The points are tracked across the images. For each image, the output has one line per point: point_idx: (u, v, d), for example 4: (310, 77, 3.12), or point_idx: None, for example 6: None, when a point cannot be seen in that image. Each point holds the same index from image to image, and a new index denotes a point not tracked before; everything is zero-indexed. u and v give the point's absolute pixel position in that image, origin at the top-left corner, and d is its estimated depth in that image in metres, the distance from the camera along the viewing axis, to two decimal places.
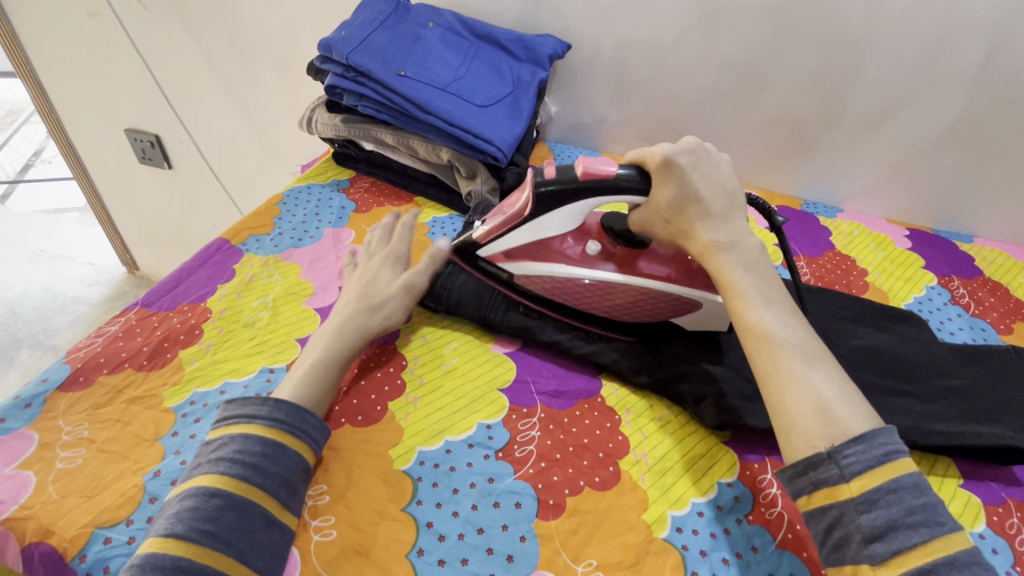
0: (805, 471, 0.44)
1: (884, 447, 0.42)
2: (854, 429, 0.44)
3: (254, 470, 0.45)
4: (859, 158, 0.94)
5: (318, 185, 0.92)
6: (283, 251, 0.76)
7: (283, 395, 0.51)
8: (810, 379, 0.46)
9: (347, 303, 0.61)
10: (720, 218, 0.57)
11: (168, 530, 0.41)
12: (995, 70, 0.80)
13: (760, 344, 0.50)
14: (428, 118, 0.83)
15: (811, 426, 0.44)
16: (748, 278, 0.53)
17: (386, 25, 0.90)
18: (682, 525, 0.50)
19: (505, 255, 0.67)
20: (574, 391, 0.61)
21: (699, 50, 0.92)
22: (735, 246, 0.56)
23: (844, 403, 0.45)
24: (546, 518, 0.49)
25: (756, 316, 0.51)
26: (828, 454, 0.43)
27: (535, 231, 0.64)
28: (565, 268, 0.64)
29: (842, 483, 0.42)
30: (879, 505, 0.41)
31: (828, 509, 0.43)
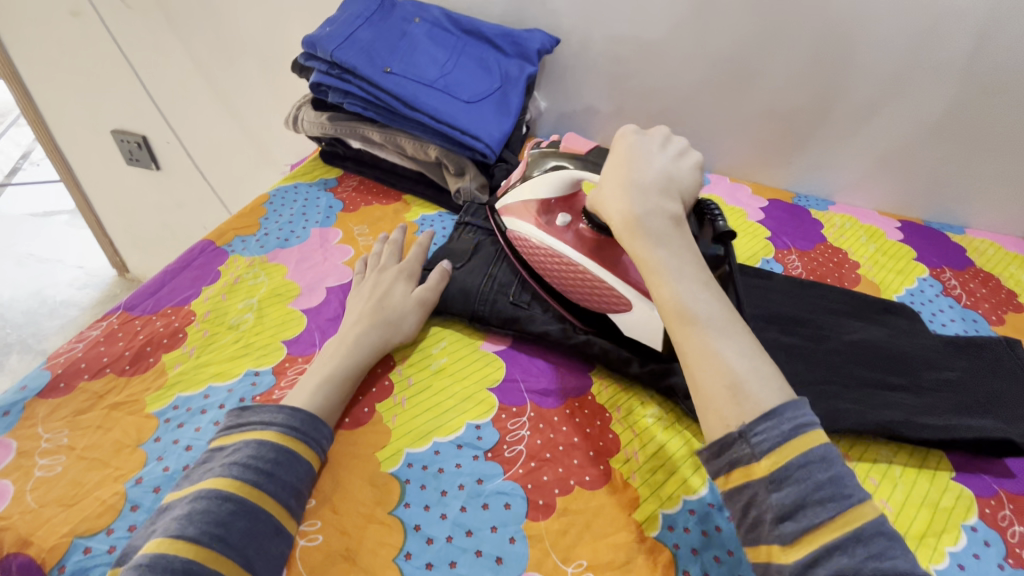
0: (721, 451, 0.41)
1: (794, 421, 0.39)
2: (765, 403, 0.40)
3: (268, 477, 0.45)
4: (850, 150, 0.94)
5: (305, 185, 0.91)
6: (269, 252, 0.75)
7: (298, 403, 0.51)
8: (723, 356, 0.43)
9: (360, 315, 0.61)
10: (642, 188, 0.51)
11: (178, 532, 0.40)
12: (985, 59, 0.80)
13: (676, 324, 0.45)
14: (415, 115, 0.82)
15: (721, 406, 0.41)
16: (660, 248, 0.48)
17: (371, 21, 0.89)
18: (673, 523, 0.50)
19: (505, 209, 0.72)
20: (564, 389, 0.61)
21: (689, 43, 0.91)
22: (655, 213, 0.50)
23: (755, 378, 0.42)
24: (537, 519, 0.49)
25: (672, 293, 0.46)
26: (738, 433, 0.40)
27: (525, 191, 0.70)
28: (535, 229, 0.67)
29: (752, 461, 0.39)
30: (788, 482, 0.38)
31: (743, 488, 0.40)
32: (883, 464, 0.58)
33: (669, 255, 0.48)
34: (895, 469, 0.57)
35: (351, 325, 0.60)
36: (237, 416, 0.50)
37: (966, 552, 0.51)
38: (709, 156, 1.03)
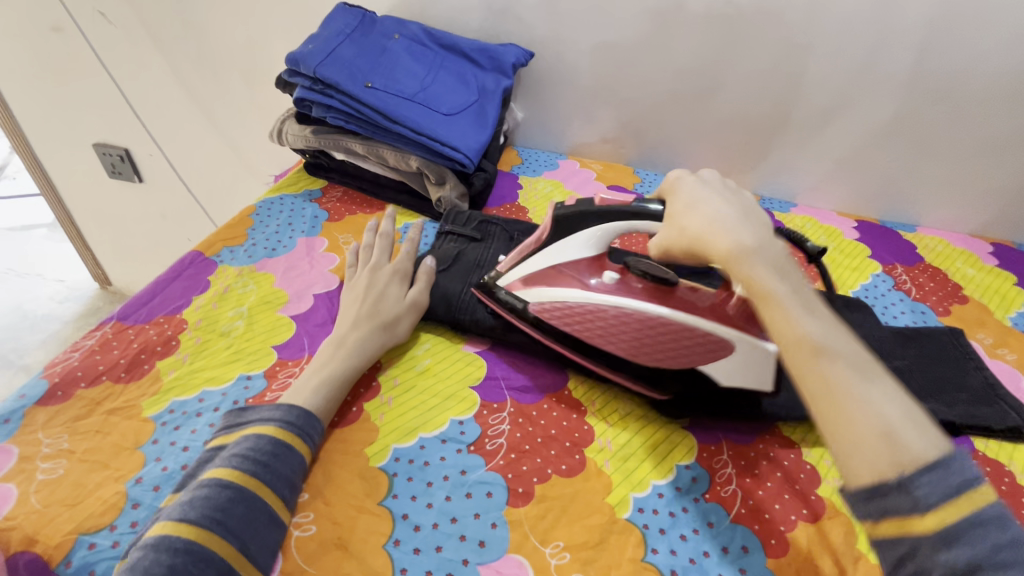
0: (872, 498, 0.37)
1: (963, 474, 0.35)
2: (929, 457, 0.36)
3: (264, 468, 0.48)
4: (809, 155, 1.00)
5: (290, 196, 0.93)
6: (257, 262, 0.77)
7: (298, 401, 0.54)
8: (869, 396, 0.39)
9: (356, 315, 0.64)
10: (740, 219, 0.50)
11: (181, 516, 0.44)
12: (927, 69, 0.86)
13: (808, 357, 0.41)
14: (396, 128, 0.85)
15: (875, 453, 0.37)
16: (779, 279, 0.46)
17: (352, 37, 0.92)
18: (643, 506, 0.54)
19: (523, 282, 0.66)
20: (541, 386, 0.65)
21: (656, 55, 0.96)
22: (763, 243, 0.48)
23: (911, 423, 0.38)
24: (516, 505, 0.52)
25: (799, 326, 0.43)
26: (896, 481, 0.36)
27: (553, 255, 0.65)
28: (584, 293, 0.62)
29: (914, 514, 0.35)
30: (962, 541, 0.33)
31: (898, 540, 0.35)
32: None
33: (789, 286, 0.45)
34: None
35: (348, 325, 0.63)
36: (240, 415, 0.53)
37: None
38: (679, 162, 1.08)
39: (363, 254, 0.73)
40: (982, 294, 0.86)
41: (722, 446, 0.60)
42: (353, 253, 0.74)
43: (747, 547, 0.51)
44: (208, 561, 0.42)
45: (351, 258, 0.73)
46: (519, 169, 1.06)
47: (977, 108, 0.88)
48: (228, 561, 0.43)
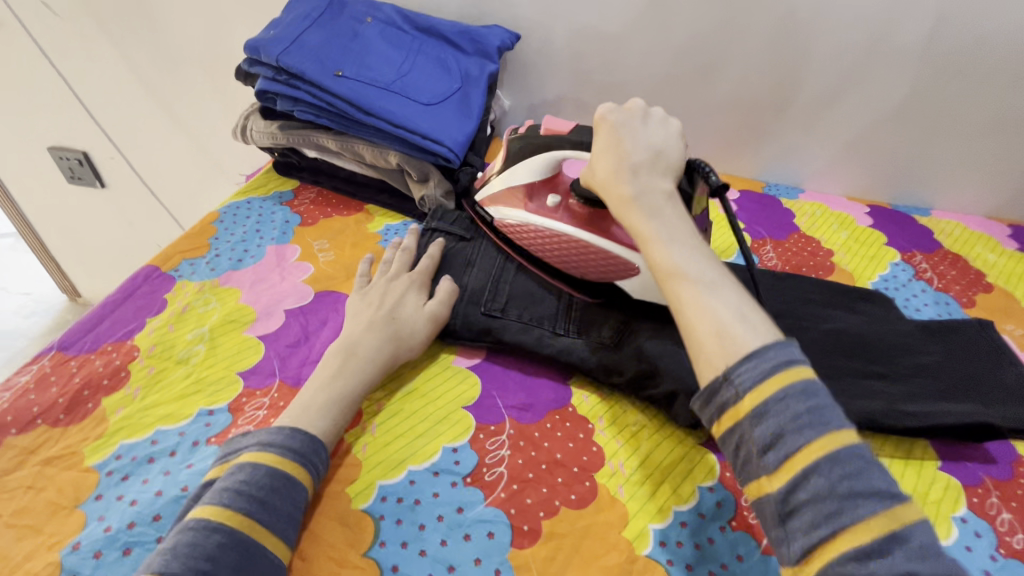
0: (710, 401, 0.40)
1: (776, 360, 0.38)
2: (749, 350, 0.39)
3: (260, 505, 0.42)
4: (816, 137, 0.94)
5: (258, 199, 0.85)
6: (221, 275, 0.70)
7: (299, 422, 0.48)
8: (711, 306, 0.42)
9: (370, 321, 0.58)
10: (636, 161, 0.53)
11: (162, 568, 0.37)
12: (943, 42, 0.80)
13: (667, 281, 0.46)
14: (371, 121, 0.78)
15: (711, 356, 0.41)
16: (651, 217, 0.49)
17: (320, 22, 0.84)
18: (665, 539, 0.48)
19: (489, 199, 0.72)
20: (543, 403, 0.58)
21: (652, 34, 0.89)
22: (648, 187, 0.51)
23: (742, 324, 0.41)
24: (522, 547, 0.46)
25: (664, 253, 0.47)
26: (723, 377, 0.39)
27: (506, 177, 0.70)
28: (520, 213, 0.67)
29: (738, 403, 0.38)
30: (768, 415, 0.37)
31: (732, 431, 0.39)
32: None
33: (662, 224, 0.49)
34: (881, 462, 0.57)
35: (360, 330, 0.57)
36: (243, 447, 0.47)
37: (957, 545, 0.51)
38: None
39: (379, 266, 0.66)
40: (1007, 281, 0.81)
41: None
42: (365, 263, 0.67)
43: None
44: None
45: (362, 269, 0.66)
46: None
47: (997, 82, 0.82)
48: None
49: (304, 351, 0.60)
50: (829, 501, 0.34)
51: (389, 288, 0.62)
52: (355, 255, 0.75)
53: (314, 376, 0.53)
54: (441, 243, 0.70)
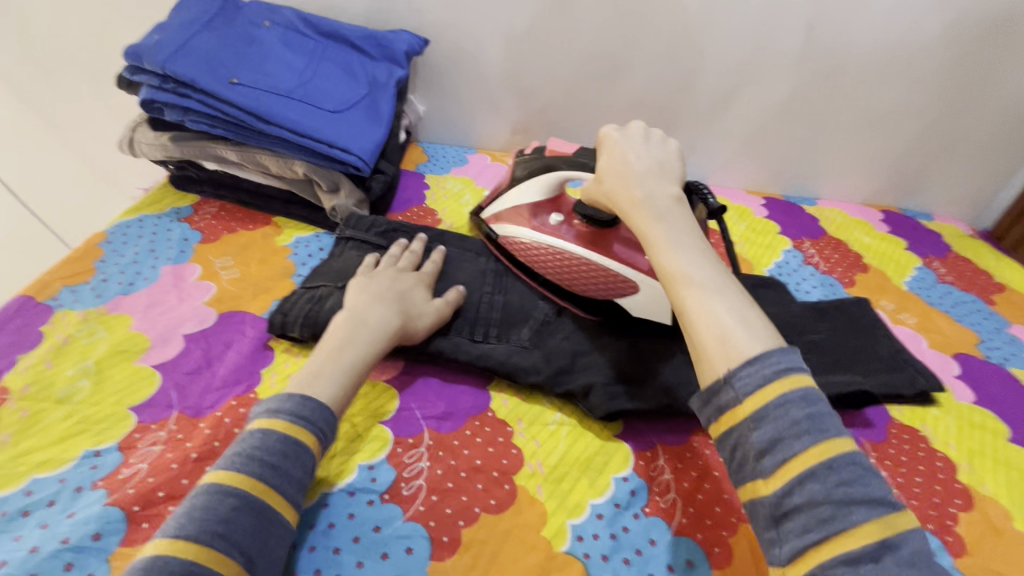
0: (710, 400, 0.40)
1: (779, 364, 0.38)
2: (750, 352, 0.39)
3: (273, 470, 0.43)
4: (715, 136, 1.00)
5: (152, 216, 0.79)
6: (109, 301, 0.65)
7: (315, 390, 0.49)
8: (715, 309, 0.43)
9: (379, 295, 0.59)
10: (643, 173, 0.55)
11: (178, 531, 0.38)
12: (815, 48, 0.88)
13: (673, 286, 0.46)
14: (272, 130, 0.74)
15: (712, 354, 0.41)
16: (659, 224, 0.50)
17: (211, 26, 0.79)
18: (582, 533, 0.49)
19: (495, 219, 0.75)
20: (463, 410, 0.58)
21: (557, 39, 0.91)
22: (653, 195, 0.52)
23: (744, 328, 0.41)
24: (442, 558, 0.46)
25: (670, 259, 0.47)
26: (724, 377, 0.39)
27: (515, 197, 0.73)
28: (527, 231, 0.70)
29: (739, 405, 0.38)
30: (766, 420, 0.37)
31: (731, 435, 0.39)
32: None
33: (669, 230, 0.49)
34: None
35: (367, 301, 0.58)
36: (261, 409, 0.47)
37: None
38: None
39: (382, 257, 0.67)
40: (879, 260, 0.91)
41: (657, 450, 0.57)
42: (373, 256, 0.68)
43: (692, 561, 0.48)
44: None
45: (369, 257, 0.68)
46: (425, 167, 0.98)
47: (863, 82, 0.91)
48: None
49: (205, 378, 0.57)
50: (823, 505, 0.34)
51: (397, 274, 0.64)
52: (263, 271, 0.71)
53: (325, 340, 0.54)
54: (443, 250, 0.71)
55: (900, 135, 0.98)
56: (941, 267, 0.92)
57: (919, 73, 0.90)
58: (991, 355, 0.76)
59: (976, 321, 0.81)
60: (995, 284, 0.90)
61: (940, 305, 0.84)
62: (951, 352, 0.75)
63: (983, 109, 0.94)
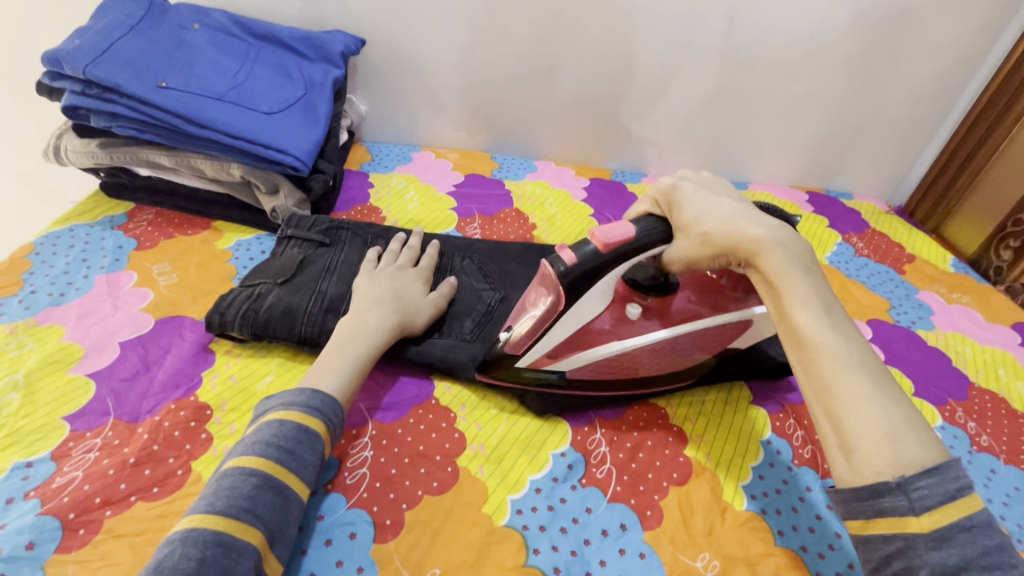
0: (866, 498, 0.37)
1: (960, 480, 0.35)
2: (927, 459, 0.36)
3: (289, 454, 0.45)
4: (650, 128, 1.04)
5: (84, 226, 0.78)
6: (37, 313, 0.63)
7: (320, 384, 0.51)
8: (879, 400, 0.39)
9: (378, 296, 0.60)
10: (765, 216, 0.48)
11: (208, 506, 0.40)
12: (735, 41, 0.93)
13: (820, 357, 0.41)
14: (205, 133, 0.74)
15: (878, 451, 0.37)
16: (805, 280, 0.44)
17: (137, 29, 0.78)
18: (521, 507, 0.52)
19: (549, 356, 0.57)
20: (406, 400, 0.60)
21: (492, 37, 0.94)
22: (791, 239, 0.46)
23: (914, 426, 0.38)
24: (385, 540, 0.48)
25: (816, 325, 0.42)
26: (895, 482, 0.36)
27: (574, 319, 0.54)
28: (614, 344, 0.57)
29: (910, 515, 0.36)
30: (951, 543, 0.34)
31: (891, 538, 0.36)
32: (697, 403, 0.64)
33: (815, 289, 0.44)
34: (705, 410, 0.63)
35: (368, 302, 0.59)
36: (268, 403, 0.49)
37: (763, 464, 0.58)
38: (533, 143, 1.08)
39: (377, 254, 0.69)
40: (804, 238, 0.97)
41: (594, 425, 0.60)
42: (374, 249, 0.70)
43: (626, 525, 0.52)
44: (241, 552, 0.38)
45: (370, 250, 0.69)
46: (369, 166, 0.99)
47: (782, 72, 0.97)
48: (258, 552, 0.40)
49: (143, 384, 0.57)
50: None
51: (396, 270, 0.65)
52: (202, 276, 0.71)
53: (330, 341, 0.56)
54: (437, 244, 0.73)
55: (818, 121, 1.05)
56: (859, 242, 0.99)
57: (830, 61, 0.96)
58: (900, 320, 0.83)
59: (888, 290, 0.88)
60: (907, 256, 0.98)
61: (857, 276, 0.90)
62: (866, 319, 0.81)
63: (889, 95, 1.02)
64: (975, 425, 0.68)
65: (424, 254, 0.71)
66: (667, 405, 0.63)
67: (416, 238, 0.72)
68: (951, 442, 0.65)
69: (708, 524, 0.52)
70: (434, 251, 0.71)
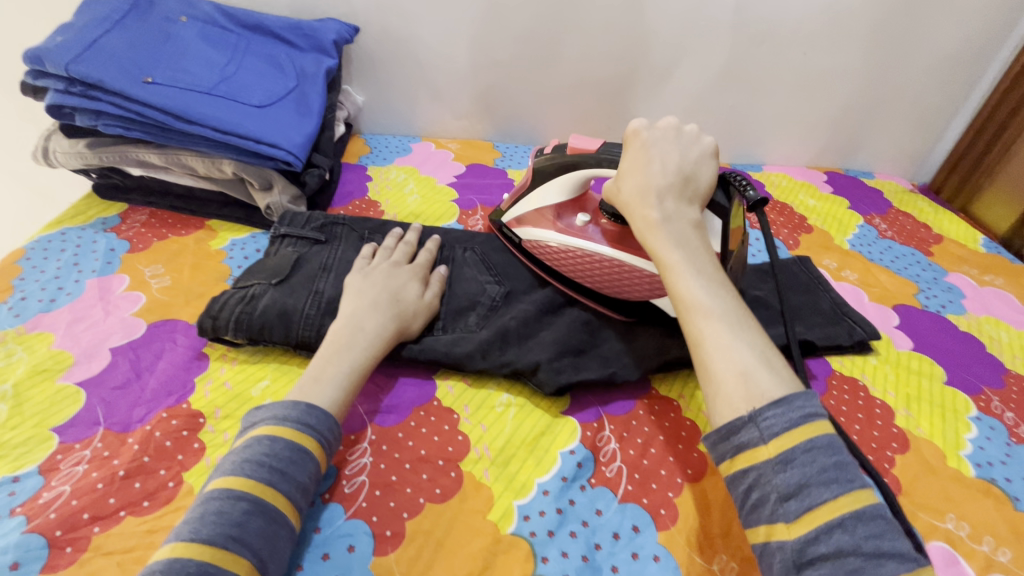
0: (726, 437, 0.39)
1: (805, 410, 0.37)
2: (776, 392, 0.38)
3: (281, 476, 0.42)
4: (658, 110, 1.00)
5: (76, 228, 0.76)
6: (27, 320, 0.61)
7: (315, 398, 0.48)
8: (733, 345, 0.41)
9: (374, 301, 0.57)
10: (664, 192, 0.51)
11: (193, 535, 0.38)
12: (747, 16, 0.88)
13: (688, 311, 0.44)
14: (194, 130, 0.71)
15: (731, 392, 0.39)
16: (679, 250, 0.48)
17: (122, 24, 0.75)
18: (529, 512, 0.49)
19: (518, 221, 0.70)
20: (408, 402, 0.57)
21: (492, 20, 0.90)
22: (674, 215, 0.50)
23: (769, 367, 0.40)
24: (385, 552, 0.45)
25: (686, 284, 0.45)
26: (747, 417, 0.38)
27: (540, 198, 0.68)
28: (555, 234, 0.65)
29: (760, 445, 0.37)
30: (793, 464, 0.36)
31: (748, 471, 0.38)
32: None
33: (687, 254, 0.47)
34: None
35: (363, 307, 0.56)
36: (260, 416, 0.46)
37: None
38: (538, 130, 1.04)
39: (371, 251, 0.66)
40: (823, 221, 0.92)
41: (603, 421, 0.57)
42: (370, 246, 0.67)
43: (638, 527, 0.49)
44: None
45: (367, 247, 0.67)
46: (368, 159, 0.96)
47: (798, 46, 0.92)
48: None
49: (134, 392, 0.55)
50: (850, 556, 0.33)
51: (391, 268, 0.62)
52: (195, 277, 0.69)
53: (321, 351, 0.53)
54: (437, 239, 0.70)
55: (837, 98, 1.00)
56: (882, 223, 0.94)
57: (850, 34, 0.91)
58: (929, 304, 0.78)
59: (915, 273, 0.84)
60: (933, 236, 0.93)
61: (880, 260, 0.86)
62: (891, 304, 0.77)
63: (914, 66, 0.96)
64: (1012, 415, 0.64)
65: (421, 249, 0.68)
66: (681, 398, 0.60)
67: (414, 234, 0.69)
68: (988, 434, 0.61)
69: (726, 523, 0.49)
70: (432, 246, 0.68)
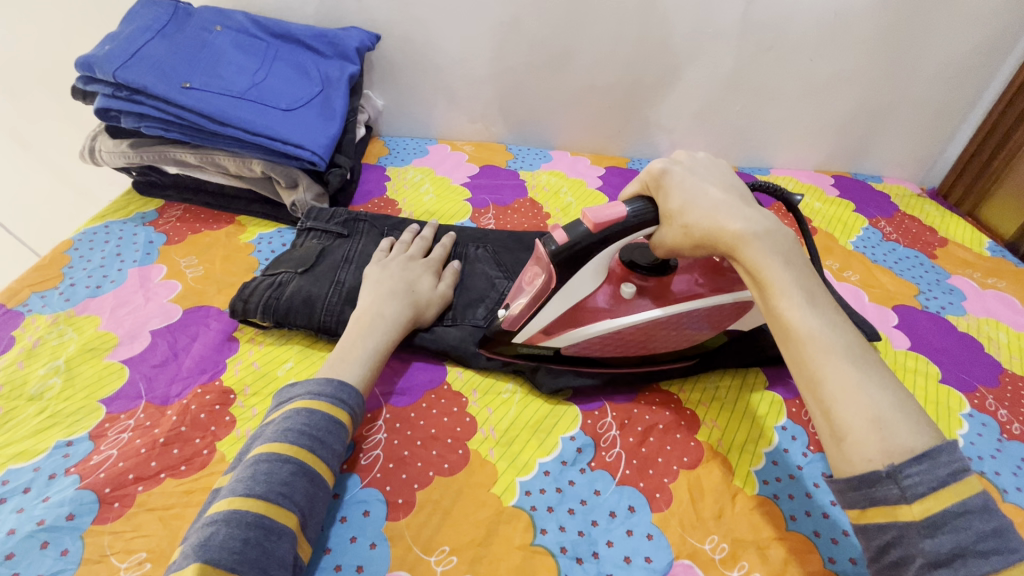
0: (859, 486, 0.36)
1: (953, 465, 0.34)
2: (916, 444, 0.35)
3: (320, 443, 0.47)
4: (666, 114, 1.03)
5: (118, 222, 0.82)
6: (76, 304, 0.67)
7: (343, 375, 0.53)
8: (863, 385, 0.38)
9: (392, 290, 0.62)
10: (741, 205, 0.47)
11: (248, 490, 0.42)
12: (754, 25, 0.91)
13: (804, 346, 0.40)
14: (228, 131, 0.77)
15: (866, 440, 0.36)
16: (787, 268, 0.43)
17: (163, 33, 0.81)
18: (530, 488, 0.53)
19: (544, 331, 0.58)
20: (420, 385, 0.61)
21: (507, 29, 0.94)
22: (763, 228, 0.45)
23: (903, 411, 0.37)
24: (397, 518, 0.49)
25: (798, 315, 0.41)
26: (887, 472, 0.35)
27: (570, 296, 0.56)
28: (611, 322, 0.57)
29: (901, 503, 0.35)
30: (944, 530, 0.33)
31: (885, 528, 0.36)
32: (710, 389, 0.63)
33: (793, 276, 0.43)
34: (719, 395, 0.63)
35: (383, 295, 0.61)
36: (298, 391, 0.51)
37: (777, 449, 0.57)
38: (550, 133, 1.08)
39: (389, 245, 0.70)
40: (827, 223, 0.95)
41: (605, 410, 0.60)
42: (389, 240, 0.71)
43: (634, 507, 0.52)
44: (280, 535, 0.41)
45: (386, 241, 0.71)
46: (386, 160, 1.01)
47: (804, 52, 0.94)
48: (294, 535, 0.42)
49: (172, 369, 0.60)
50: None
51: (407, 261, 0.67)
52: (226, 267, 0.74)
53: (345, 335, 0.57)
54: (452, 235, 0.74)
55: (844, 102, 1.01)
56: (887, 226, 0.96)
57: (855, 39, 0.93)
58: (929, 305, 0.80)
59: (917, 274, 0.86)
60: (939, 240, 0.94)
61: (884, 262, 0.88)
62: (891, 305, 0.79)
63: (921, 72, 0.98)
64: (1006, 413, 0.66)
65: (436, 244, 0.72)
66: (680, 391, 0.63)
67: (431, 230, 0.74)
68: (979, 430, 0.63)
69: (717, 508, 0.52)
70: (447, 242, 0.72)
